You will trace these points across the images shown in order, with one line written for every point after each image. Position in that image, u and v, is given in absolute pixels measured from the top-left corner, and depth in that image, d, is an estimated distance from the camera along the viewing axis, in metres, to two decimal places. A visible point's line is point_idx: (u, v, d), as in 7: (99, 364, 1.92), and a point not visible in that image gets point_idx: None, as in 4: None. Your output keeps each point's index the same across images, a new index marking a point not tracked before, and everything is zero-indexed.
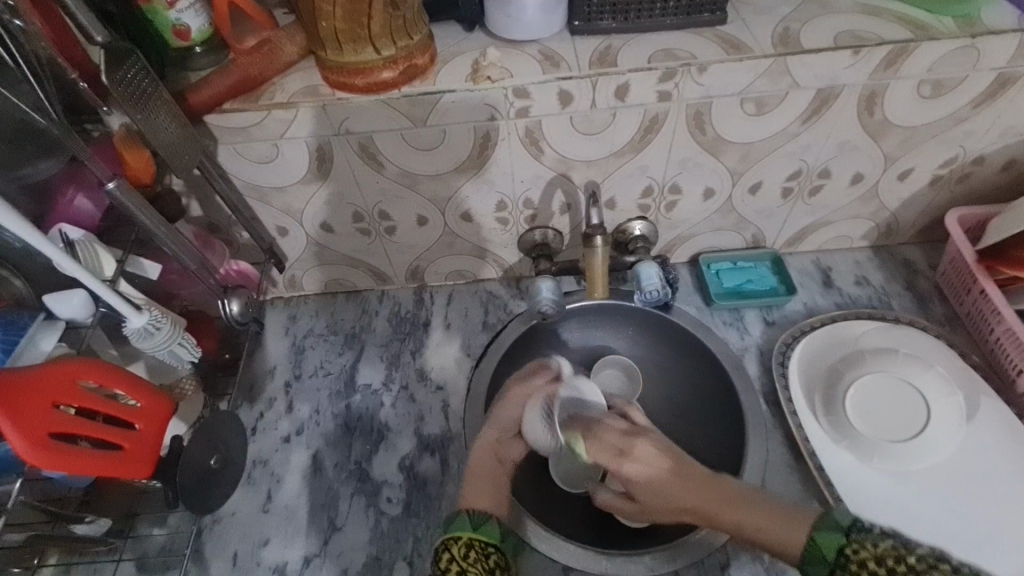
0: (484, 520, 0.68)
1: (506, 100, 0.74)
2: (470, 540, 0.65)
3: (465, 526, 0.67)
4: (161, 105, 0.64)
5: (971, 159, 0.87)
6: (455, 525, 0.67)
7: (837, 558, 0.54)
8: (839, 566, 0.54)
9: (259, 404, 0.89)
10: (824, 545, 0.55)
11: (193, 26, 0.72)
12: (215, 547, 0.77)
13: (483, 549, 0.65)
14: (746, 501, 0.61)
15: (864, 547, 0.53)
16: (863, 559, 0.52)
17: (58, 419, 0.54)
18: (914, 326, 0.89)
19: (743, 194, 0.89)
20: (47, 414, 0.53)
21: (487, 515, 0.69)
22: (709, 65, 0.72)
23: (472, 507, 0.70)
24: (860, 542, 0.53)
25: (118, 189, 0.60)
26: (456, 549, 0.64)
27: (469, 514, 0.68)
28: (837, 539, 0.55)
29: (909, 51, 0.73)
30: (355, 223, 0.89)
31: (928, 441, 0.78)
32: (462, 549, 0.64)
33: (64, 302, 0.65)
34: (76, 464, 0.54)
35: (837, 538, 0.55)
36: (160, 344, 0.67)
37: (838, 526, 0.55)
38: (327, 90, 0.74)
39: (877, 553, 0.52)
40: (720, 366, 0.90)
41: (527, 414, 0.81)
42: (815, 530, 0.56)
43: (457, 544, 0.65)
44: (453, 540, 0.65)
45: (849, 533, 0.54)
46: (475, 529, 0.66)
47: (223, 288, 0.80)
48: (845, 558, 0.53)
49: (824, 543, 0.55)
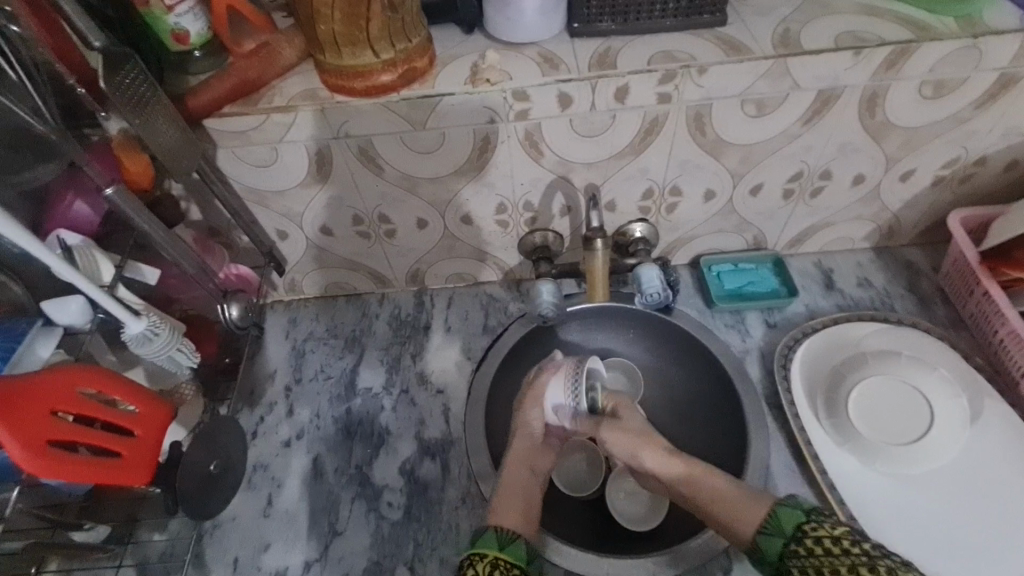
0: (511, 539, 0.67)
1: (506, 103, 0.74)
2: (496, 559, 0.64)
3: (490, 543, 0.66)
4: (160, 109, 0.63)
5: (973, 160, 0.87)
6: (482, 541, 0.66)
7: (794, 531, 0.60)
8: (795, 539, 0.59)
9: (259, 409, 0.89)
10: (785, 520, 0.61)
11: (193, 30, 0.71)
12: (215, 552, 0.77)
13: (508, 568, 0.64)
14: (710, 475, 0.71)
15: (822, 527, 0.58)
16: (819, 536, 0.58)
17: (56, 426, 0.54)
18: (917, 327, 0.89)
19: (744, 196, 0.89)
20: (45, 421, 0.53)
21: (515, 533, 0.68)
22: (709, 67, 0.72)
23: (501, 524, 0.69)
24: (820, 522, 0.59)
25: (116, 195, 0.60)
26: (481, 566, 0.63)
27: (497, 532, 0.67)
28: (798, 517, 0.60)
29: (910, 52, 0.73)
30: (355, 226, 0.89)
31: (934, 444, 0.77)
32: (486, 566, 0.63)
33: (61, 307, 0.65)
34: (74, 472, 0.53)
35: (798, 515, 0.61)
36: (158, 350, 0.67)
37: (801, 507, 0.61)
38: (326, 94, 0.74)
39: (834, 533, 0.57)
40: (722, 368, 0.89)
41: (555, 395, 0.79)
42: (779, 506, 0.62)
43: (482, 561, 0.64)
44: (477, 557, 0.64)
45: (810, 514, 0.60)
46: (501, 548, 0.65)
47: (223, 292, 0.79)
48: (802, 534, 0.59)
49: (786, 517, 0.61)
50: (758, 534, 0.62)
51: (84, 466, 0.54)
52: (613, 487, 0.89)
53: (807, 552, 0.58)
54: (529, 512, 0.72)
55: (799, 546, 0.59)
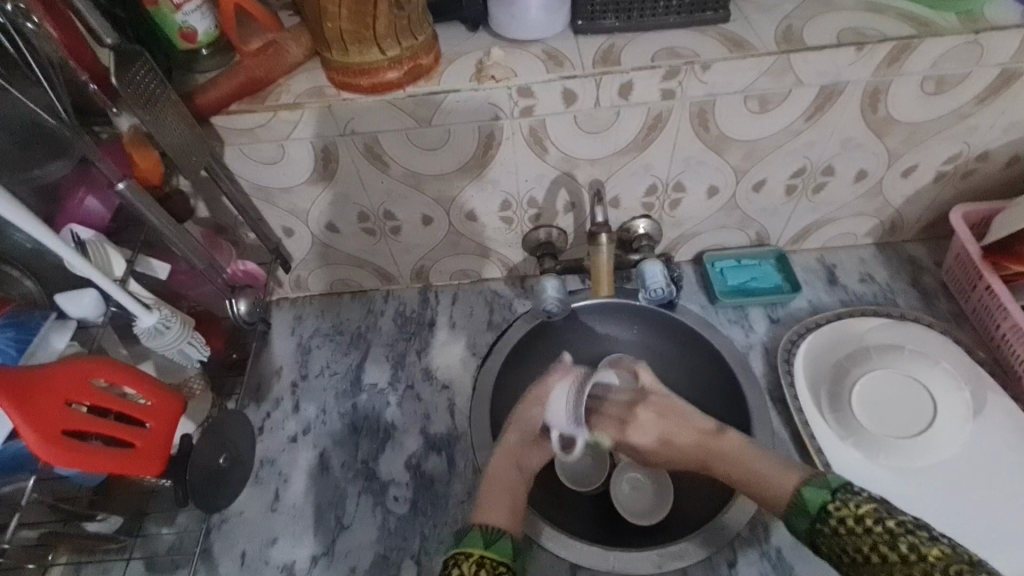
0: (498, 536, 0.68)
1: (510, 100, 0.74)
2: (481, 558, 0.65)
3: (476, 543, 0.67)
4: (169, 105, 0.64)
5: (975, 155, 0.87)
6: (467, 541, 0.68)
7: (819, 512, 0.62)
8: (820, 519, 0.62)
9: (266, 404, 0.90)
10: (811, 500, 0.63)
11: (200, 28, 0.72)
12: (223, 546, 0.78)
13: (495, 566, 0.65)
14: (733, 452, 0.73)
15: (846, 506, 0.61)
16: (843, 516, 0.60)
17: (71, 415, 0.54)
18: (920, 322, 0.89)
19: (747, 191, 0.89)
20: (61, 411, 0.54)
21: (502, 530, 0.69)
22: (713, 63, 0.73)
23: (486, 522, 0.70)
24: (844, 502, 0.61)
25: (128, 189, 0.61)
26: (466, 565, 0.64)
27: (482, 530, 0.69)
28: (823, 496, 0.63)
29: (912, 47, 0.73)
30: (360, 223, 0.90)
31: (935, 438, 0.79)
32: (472, 566, 0.64)
33: (74, 301, 0.66)
34: (91, 462, 0.54)
35: (823, 494, 0.63)
36: (170, 343, 0.68)
37: (826, 486, 0.64)
38: (333, 91, 0.74)
39: (857, 513, 0.60)
40: (726, 364, 0.90)
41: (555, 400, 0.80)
42: (805, 486, 0.65)
43: (467, 560, 0.65)
44: (463, 556, 0.65)
45: (835, 493, 0.63)
46: (487, 546, 0.67)
47: (231, 287, 0.80)
48: (827, 513, 0.62)
49: (811, 497, 0.63)
50: (788, 512, 0.65)
51: (99, 456, 0.55)
52: (618, 481, 0.89)
53: (831, 531, 0.61)
54: (517, 508, 0.73)
55: (824, 525, 0.61)
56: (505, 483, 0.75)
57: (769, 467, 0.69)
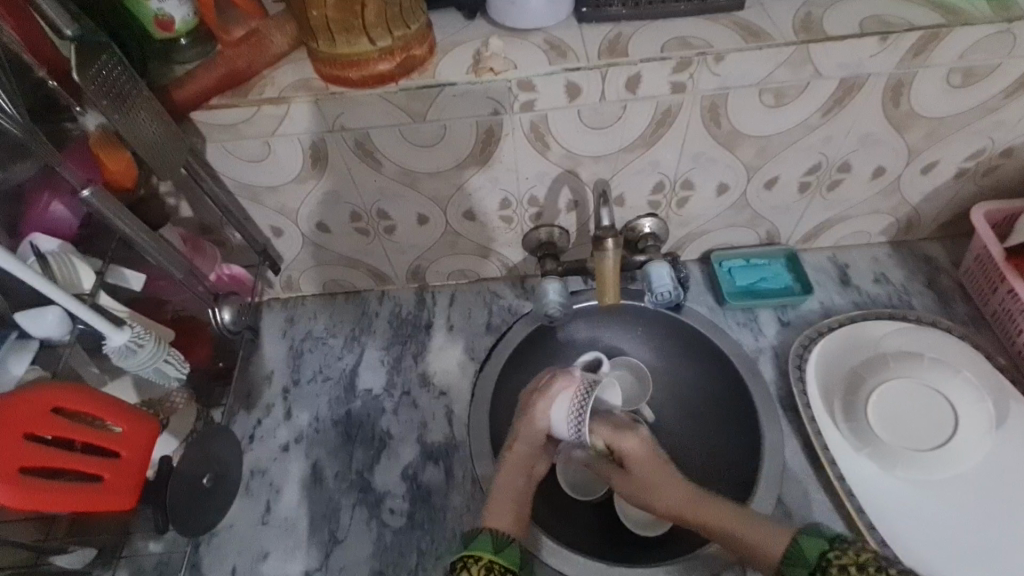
0: (506, 543, 0.66)
1: (511, 93, 0.70)
2: (490, 563, 0.63)
3: (485, 545, 0.65)
4: (142, 106, 0.59)
5: (1000, 151, 0.83)
6: (475, 544, 0.65)
7: (818, 561, 0.61)
8: (819, 568, 0.60)
9: (257, 412, 0.86)
10: (808, 549, 0.62)
11: (177, 16, 0.67)
12: (213, 561, 0.74)
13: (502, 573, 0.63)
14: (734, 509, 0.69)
15: (845, 553, 0.59)
16: (843, 564, 0.59)
17: (27, 454, 0.50)
18: (938, 326, 0.85)
19: (760, 188, 0.85)
20: (16, 449, 0.50)
21: (511, 537, 0.67)
22: (727, 54, 0.68)
23: (494, 527, 0.67)
24: (844, 550, 0.60)
25: (93, 197, 0.56)
26: (474, 569, 0.62)
27: (491, 534, 0.66)
28: (821, 545, 0.61)
29: (941, 37, 0.69)
30: (353, 223, 0.85)
31: (956, 451, 0.74)
32: (480, 570, 0.62)
33: (37, 319, 0.61)
34: (47, 501, 0.51)
35: (821, 544, 0.62)
36: (143, 363, 0.63)
37: (825, 535, 0.62)
38: (321, 84, 0.70)
39: (857, 559, 0.58)
40: (735, 370, 0.86)
41: (553, 408, 0.75)
42: (801, 535, 0.63)
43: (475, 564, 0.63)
44: (472, 559, 0.63)
45: (833, 542, 0.61)
46: (495, 551, 0.64)
47: (215, 295, 0.76)
48: (827, 562, 0.60)
49: (809, 547, 0.62)
50: (782, 565, 0.63)
51: (59, 497, 0.51)
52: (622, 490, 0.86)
53: None
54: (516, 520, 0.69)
55: (825, 574, 0.59)
56: (511, 496, 0.71)
57: (762, 522, 0.66)
